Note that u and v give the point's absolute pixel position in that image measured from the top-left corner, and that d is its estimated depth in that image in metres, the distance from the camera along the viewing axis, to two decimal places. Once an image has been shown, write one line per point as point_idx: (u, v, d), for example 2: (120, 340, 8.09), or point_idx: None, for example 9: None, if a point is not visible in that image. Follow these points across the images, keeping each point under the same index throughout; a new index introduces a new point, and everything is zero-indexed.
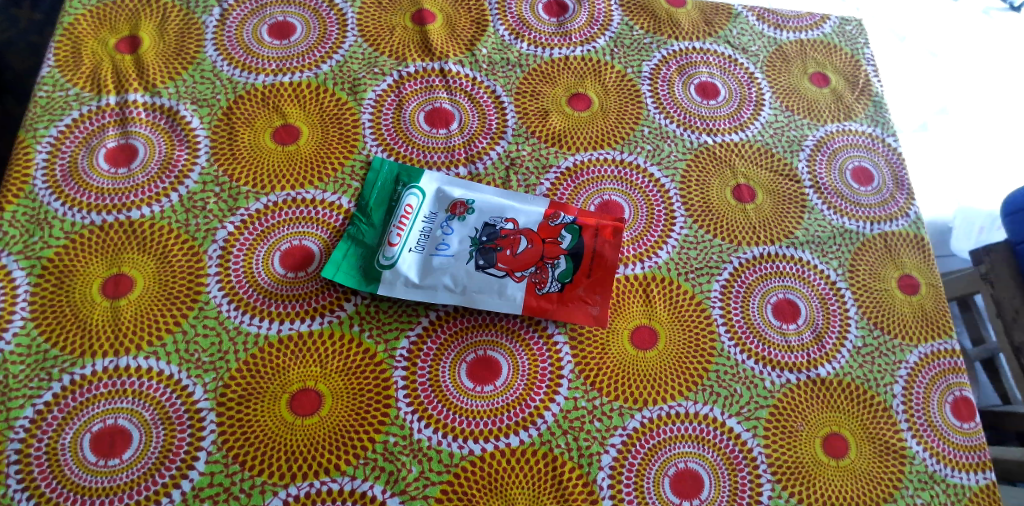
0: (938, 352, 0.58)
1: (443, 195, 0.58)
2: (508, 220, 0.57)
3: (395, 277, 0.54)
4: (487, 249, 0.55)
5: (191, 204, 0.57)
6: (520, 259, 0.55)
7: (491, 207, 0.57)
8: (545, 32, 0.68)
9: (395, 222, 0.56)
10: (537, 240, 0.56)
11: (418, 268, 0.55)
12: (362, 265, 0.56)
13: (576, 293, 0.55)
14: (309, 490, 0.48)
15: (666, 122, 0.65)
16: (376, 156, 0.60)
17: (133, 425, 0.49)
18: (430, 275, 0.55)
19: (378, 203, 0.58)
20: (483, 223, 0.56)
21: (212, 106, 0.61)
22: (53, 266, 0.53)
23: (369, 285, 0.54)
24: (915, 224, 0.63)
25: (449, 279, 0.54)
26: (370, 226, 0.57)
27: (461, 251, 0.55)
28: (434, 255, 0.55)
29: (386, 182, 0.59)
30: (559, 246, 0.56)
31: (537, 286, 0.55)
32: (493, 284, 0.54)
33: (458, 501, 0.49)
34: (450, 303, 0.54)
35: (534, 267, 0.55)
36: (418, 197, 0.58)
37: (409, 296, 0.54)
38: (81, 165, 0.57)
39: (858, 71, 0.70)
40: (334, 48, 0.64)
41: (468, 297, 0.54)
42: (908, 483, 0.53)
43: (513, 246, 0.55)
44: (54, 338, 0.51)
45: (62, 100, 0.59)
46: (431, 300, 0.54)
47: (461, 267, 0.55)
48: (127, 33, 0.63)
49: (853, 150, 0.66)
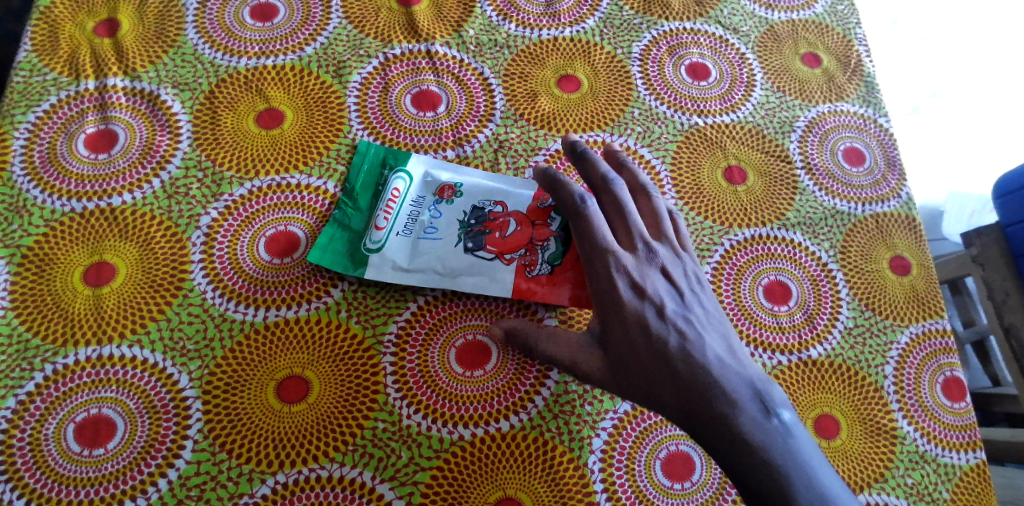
0: (930, 332, 0.58)
1: (430, 178, 0.57)
2: (497, 203, 0.56)
3: (382, 262, 0.54)
4: (476, 232, 0.55)
5: (174, 191, 0.56)
6: (508, 243, 0.55)
7: (479, 189, 0.57)
8: (534, 12, 0.66)
9: (382, 206, 0.55)
10: (526, 223, 0.55)
11: (405, 252, 0.54)
12: (348, 250, 0.55)
13: (567, 276, 0.54)
14: (297, 477, 0.48)
15: (657, 104, 0.64)
16: (361, 139, 0.59)
17: (117, 414, 0.48)
18: (418, 258, 0.54)
19: (364, 187, 0.57)
20: (471, 206, 0.56)
21: (193, 90, 0.60)
22: (33, 254, 0.52)
23: (357, 271, 0.54)
24: (907, 204, 0.63)
25: (437, 263, 0.54)
26: (357, 209, 0.56)
27: (449, 235, 0.55)
28: (422, 239, 0.55)
29: (372, 165, 0.58)
30: (548, 228, 0.55)
31: (527, 269, 0.54)
32: (482, 267, 0.54)
33: (448, 487, 0.49)
34: (439, 287, 0.54)
35: (523, 249, 0.54)
36: (405, 180, 0.57)
37: (398, 280, 0.54)
38: (61, 151, 0.56)
39: (850, 51, 0.69)
40: (318, 30, 0.63)
41: (456, 281, 0.54)
42: (899, 463, 0.54)
43: (501, 228, 0.55)
44: (36, 327, 0.50)
45: (39, 85, 0.58)
46: (419, 284, 0.54)
47: (450, 250, 0.54)
48: (105, 15, 0.61)
49: (844, 131, 0.65)
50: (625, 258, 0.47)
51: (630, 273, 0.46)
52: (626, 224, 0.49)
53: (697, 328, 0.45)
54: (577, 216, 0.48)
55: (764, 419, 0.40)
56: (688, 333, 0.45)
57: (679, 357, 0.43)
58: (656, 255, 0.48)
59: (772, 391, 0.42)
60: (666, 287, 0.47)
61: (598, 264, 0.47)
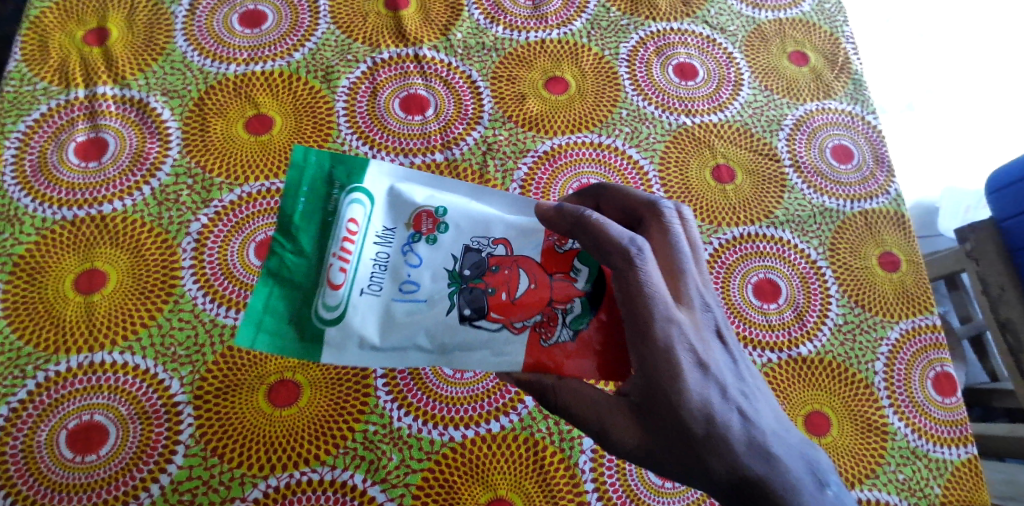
0: (919, 327, 0.58)
1: (403, 204, 0.44)
2: (497, 241, 0.44)
3: (345, 338, 0.41)
4: (472, 291, 0.42)
5: (164, 197, 0.56)
6: (520, 305, 0.42)
7: (470, 221, 0.44)
8: (521, 15, 0.67)
9: (337, 251, 0.42)
10: (542, 278, 0.43)
11: (377, 322, 0.42)
12: (295, 317, 0.42)
13: (596, 343, 0.42)
14: (288, 480, 0.48)
15: (645, 104, 0.64)
16: (295, 146, 0.43)
17: (109, 420, 0.49)
18: (394, 331, 0.41)
19: (306, 221, 0.43)
20: (460, 248, 0.43)
21: (183, 97, 0.60)
22: (24, 262, 0.53)
23: (311, 349, 0.41)
24: (895, 201, 0.63)
25: (420, 337, 0.41)
26: (299, 253, 0.43)
27: (434, 293, 0.42)
28: (396, 300, 0.42)
29: (315, 186, 0.44)
30: (572, 284, 0.42)
31: (542, 337, 0.42)
32: (481, 340, 0.42)
33: (439, 488, 0.49)
34: (424, 365, 0.42)
35: (539, 314, 0.42)
36: (366, 208, 0.43)
37: (370, 362, 0.41)
38: (51, 160, 0.56)
39: (837, 49, 0.69)
40: (307, 36, 0.63)
41: (447, 357, 0.42)
42: (890, 459, 0.54)
43: (507, 286, 0.42)
44: (27, 335, 0.50)
45: (29, 95, 0.58)
46: (399, 364, 0.42)
47: (436, 317, 0.41)
48: (94, 24, 0.62)
49: (832, 128, 0.66)
50: (679, 318, 0.38)
51: (688, 343, 0.38)
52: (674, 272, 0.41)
53: (754, 403, 0.39)
54: (624, 269, 0.38)
55: (821, 494, 0.36)
56: (746, 410, 0.38)
57: (741, 442, 0.36)
58: (708, 314, 0.40)
59: (823, 462, 0.38)
60: (722, 354, 0.39)
61: (653, 333, 0.37)
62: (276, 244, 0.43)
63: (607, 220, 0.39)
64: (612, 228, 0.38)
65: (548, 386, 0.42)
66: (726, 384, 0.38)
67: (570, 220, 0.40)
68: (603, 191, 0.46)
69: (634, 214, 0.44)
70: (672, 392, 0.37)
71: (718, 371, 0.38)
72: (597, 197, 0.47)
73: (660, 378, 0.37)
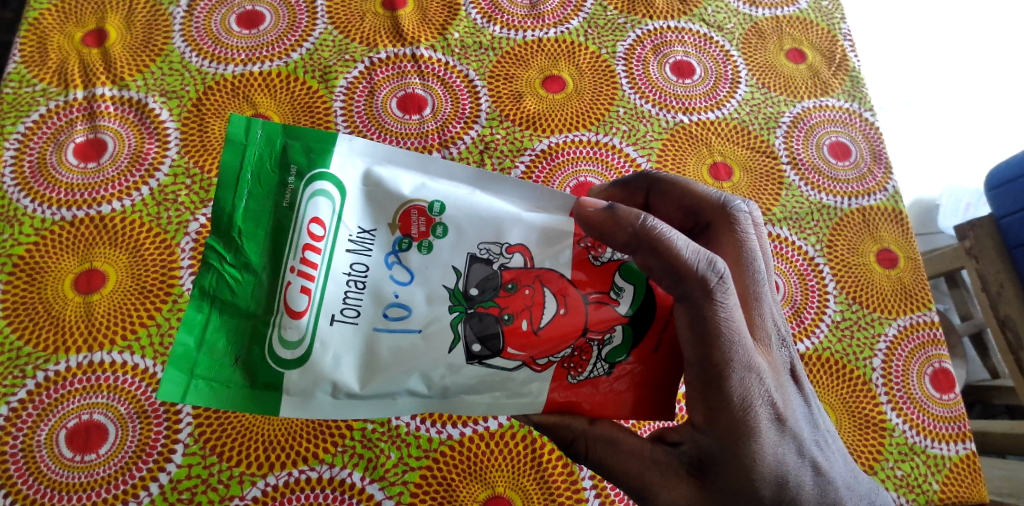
0: (918, 324, 0.58)
1: (383, 202, 0.37)
2: (515, 248, 0.38)
3: (314, 387, 0.35)
4: (482, 318, 0.37)
5: (163, 197, 0.56)
6: (546, 335, 0.37)
7: (473, 222, 0.38)
8: (518, 14, 0.67)
9: (299, 267, 0.35)
10: (580, 306, 0.38)
11: (358, 363, 0.35)
12: (242, 357, 0.35)
13: (632, 375, 0.39)
14: (287, 479, 0.48)
15: (642, 102, 0.65)
16: (233, 117, 0.36)
17: (108, 419, 0.49)
18: (381, 374, 0.35)
19: (251, 226, 0.36)
20: (465, 260, 0.37)
21: (180, 97, 0.60)
22: (23, 263, 0.53)
23: (264, 398, 0.35)
24: (893, 198, 0.63)
25: (412, 379, 0.36)
26: (241, 266, 0.35)
27: (430, 319, 0.36)
28: (383, 332, 0.36)
29: (263, 181, 0.36)
30: (614, 311, 0.38)
31: (573, 373, 0.38)
32: (492, 380, 0.37)
33: (436, 486, 0.50)
34: (417, 412, 0.37)
35: (570, 347, 0.37)
36: (333, 210, 0.36)
37: (348, 414, 0.36)
38: (50, 160, 0.57)
39: (835, 47, 0.69)
40: (304, 36, 0.63)
41: (446, 402, 0.37)
42: (888, 456, 0.54)
43: (532, 316, 0.37)
44: (27, 335, 0.51)
45: (28, 96, 0.58)
46: (384, 411, 0.37)
47: (433, 355, 0.36)
48: (92, 25, 0.62)
49: (829, 125, 0.66)
50: (762, 367, 0.37)
51: (769, 396, 0.37)
52: (751, 309, 0.39)
53: (826, 451, 0.39)
54: (705, 305, 0.34)
55: None
56: (818, 458, 0.38)
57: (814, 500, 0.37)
58: (783, 356, 0.40)
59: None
60: (797, 400, 0.39)
61: (736, 389, 0.36)
62: (215, 254, 0.35)
63: (671, 230, 0.35)
64: (681, 244, 0.34)
65: (576, 430, 0.40)
66: (802, 434, 0.38)
67: (627, 230, 0.35)
68: (657, 184, 0.44)
69: (698, 215, 0.42)
70: (751, 451, 0.36)
71: (796, 422, 0.38)
72: (648, 190, 0.44)
73: (735, 436, 0.36)
